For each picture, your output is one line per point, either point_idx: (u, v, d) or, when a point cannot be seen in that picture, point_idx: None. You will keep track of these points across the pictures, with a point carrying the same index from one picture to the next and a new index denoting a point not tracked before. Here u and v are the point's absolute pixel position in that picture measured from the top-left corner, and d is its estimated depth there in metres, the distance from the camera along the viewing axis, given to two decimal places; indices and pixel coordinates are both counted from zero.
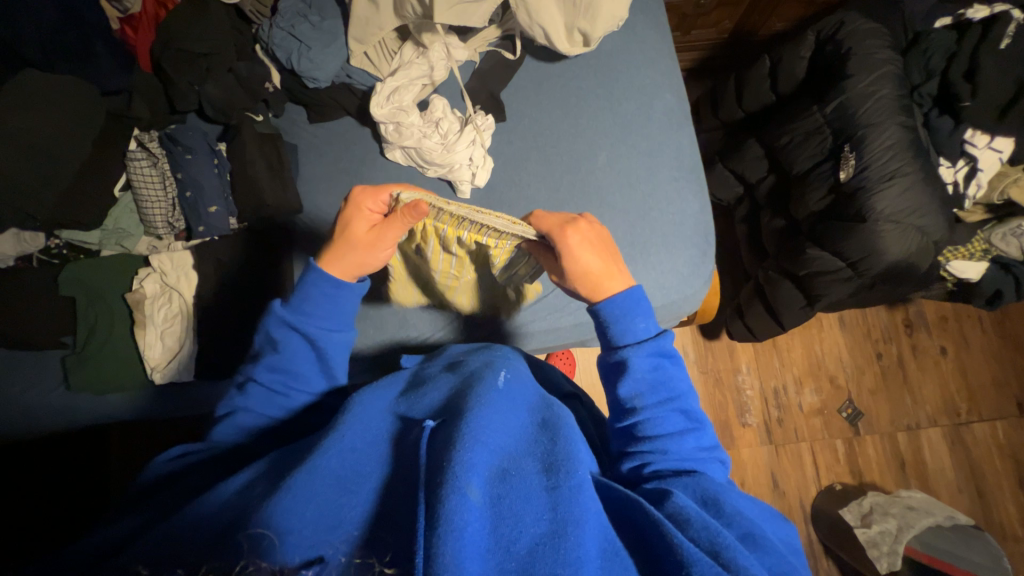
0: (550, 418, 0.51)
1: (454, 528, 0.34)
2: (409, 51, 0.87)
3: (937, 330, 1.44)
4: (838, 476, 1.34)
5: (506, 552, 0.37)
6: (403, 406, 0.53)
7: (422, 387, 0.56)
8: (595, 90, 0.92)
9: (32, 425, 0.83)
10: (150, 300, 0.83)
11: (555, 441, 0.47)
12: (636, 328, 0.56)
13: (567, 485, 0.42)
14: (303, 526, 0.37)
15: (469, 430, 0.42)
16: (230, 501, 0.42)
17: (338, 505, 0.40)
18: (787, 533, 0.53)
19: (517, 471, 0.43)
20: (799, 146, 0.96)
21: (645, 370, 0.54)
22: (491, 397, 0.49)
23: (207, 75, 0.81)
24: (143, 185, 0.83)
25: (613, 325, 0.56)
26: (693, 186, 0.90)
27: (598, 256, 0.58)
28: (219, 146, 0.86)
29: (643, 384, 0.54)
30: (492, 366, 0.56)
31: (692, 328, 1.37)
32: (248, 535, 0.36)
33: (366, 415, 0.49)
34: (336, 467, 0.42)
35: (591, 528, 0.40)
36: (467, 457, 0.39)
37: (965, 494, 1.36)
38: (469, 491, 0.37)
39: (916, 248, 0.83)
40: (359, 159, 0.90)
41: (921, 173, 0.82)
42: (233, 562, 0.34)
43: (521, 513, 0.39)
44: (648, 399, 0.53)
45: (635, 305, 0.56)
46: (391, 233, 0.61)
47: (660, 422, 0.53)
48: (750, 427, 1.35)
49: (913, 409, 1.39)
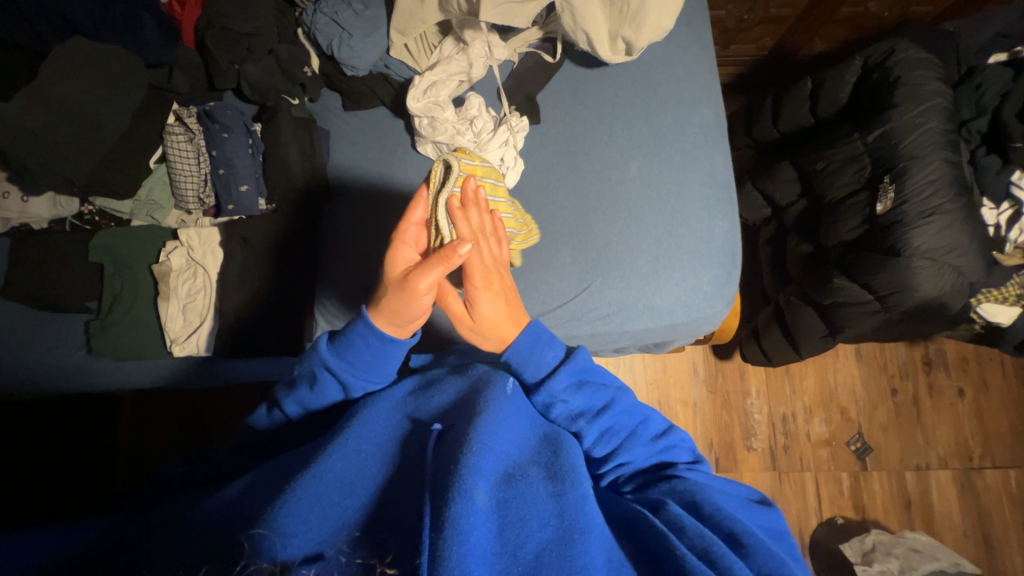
0: (550, 434, 0.51)
1: (459, 533, 0.35)
2: (449, 47, 0.86)
3: (956, 370, 1.41)
4: (841, 510, 1.32)
5: (512, 557, 0.37)
6: (411, 407, 0.54)
7: (432, 387, 0.56)
8: (633, 100, 0.91)
9: (48, 384, 0.85)
10: (176, 273, 0.83)
11: (558, 452, 0.47)
12: (545, 359, 0.55)
13: (574, 493, 0.42)
14: (309, 528, 0.38)
15: (479, 434, 0.43)
16: (230, 505, 0.42)
17: (339, 508, 0.41)
18: (771, 518, 0.53)
19: (522, 476, 0.43)
20: (833, 173, 0.95)
21: (572, 393, 0.54)
22: (501, 403, 0.49)
23: (248, 55, 0.82)
24: (178, 160, 0.84)
25: (523, 366, 0.54)
26: (724, 206, 0.89)
27: (501, 307, 0.56)
28: (254, 126, 0.87)
29: (575, 405, 0.54)
30: (499, 371, 0.55)
31: (704, 346, 1.34)
32: (248, 535, 0.37)
33: (373, 420, 0.50)
34: (341, 472, 0.43)
35: (597, 539, 0.40)
36: (475, 461, 0.40)
37: (970, 540, 1.33)
38: (474, 494, 0.38)
39: (950, 286, 0.80)
40: (390, 149, 0.90)
41: (962, 209, 0.79)
42: (234, 561, 0.35)
43: (528, 518, 0.39)
44: (587, 420, 0.54)
45: (536, 339, 0.55)
46: (421, 275, 0.53)
47: (612, 436, 0.54)
48: (755, 451, 1.33)
49: (924, 448, 1.36)
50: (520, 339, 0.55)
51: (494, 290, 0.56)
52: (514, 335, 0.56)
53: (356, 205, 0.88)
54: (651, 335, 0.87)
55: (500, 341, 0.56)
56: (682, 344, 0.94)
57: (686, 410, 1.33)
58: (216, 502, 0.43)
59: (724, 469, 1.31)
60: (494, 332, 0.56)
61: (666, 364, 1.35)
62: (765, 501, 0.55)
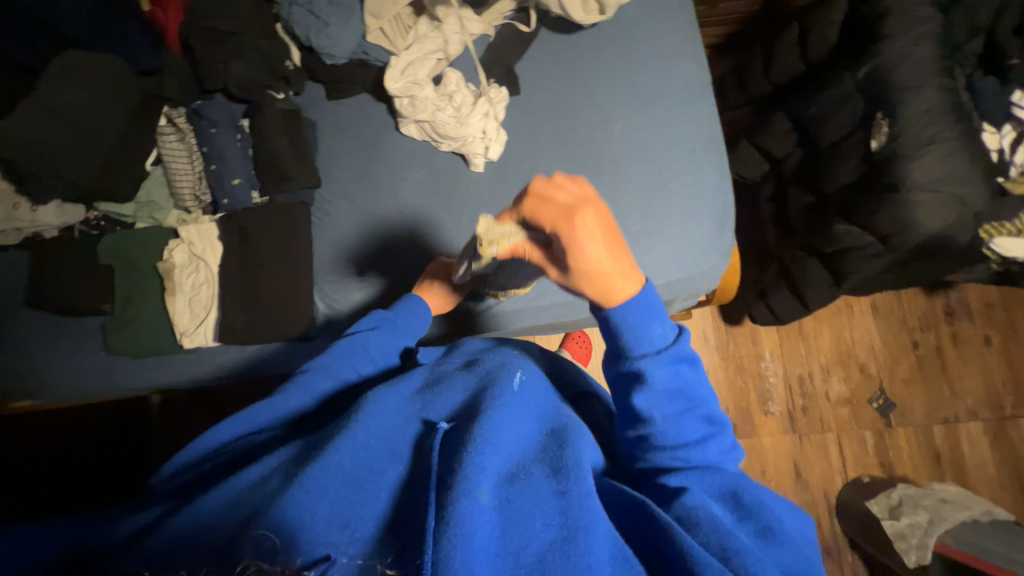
0: (561, 427, 0.51)
1: (462, 532, 0.36)
2: (424, 26, 0.87)
3: (981, 318, 1.35)
4: (866, 469, 1.29)
5: (514, 559, 0.38)
6: (419, 405, 0.54)
7: (439, 385, 0.57)
8: (613, 60, 0.90)
9: (76, 389, 0.89)
10: (180, 269, 0.86)
11: (564, 447, 0.48)
12: (652, 334, 0.50)
13: (578, 490, 0.43)
14: (316, 521, 0.39)
15: (481, 433, 0.45)
16: (252, 488, 0.44)
17: (351, 503, 0.42)
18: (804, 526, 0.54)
19: (525, 475, 0.44)
20: (830, 116, 0.92)
21: (665, 379, 0.50)
22: (508, 400, 0.51)
23: (234, 54, 0.86)
24: (172, 160, 0.87)
25: (623, 331, 0.50)
26: (713, 159, 0.87)
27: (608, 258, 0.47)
28: (242, 122, 0.89)
29: (663, 393, 0.50)
30: (507, 366, 0.58)
31: (712, 312, 1.33)
32: (254, 535, 0.37)
33: (379, 412, 0.51)
34: (348, 464, 0.44)
35: (602, 536, 0.41)
36: (479, 460, 0.42)
37: (1007, 492, 1.28)
38: (479, 494, 0.39)
39: (954, 220, 0.77)
40: (375, 134, 0.92)
41: (961, 137, 0.76)
42: (236, 561, 0.36)
43: (530, 519, 0.41)
44: (666, 408, 0.50)
45: (648, 310, 0.50)
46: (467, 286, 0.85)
47: (682, 432, 0.50)
48: (773, 415, 1.31)
49: (951, 400, 1.32)
50: (638, 301, 0.49)
51: (583, 229, 0.46)
52: (635, 292, 0.50)
53: (348, 192, 0.90)
54: None
55: (613, 296, 0.49)
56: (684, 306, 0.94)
57: None
58: (227, 491, 0.45)
59: (741, 435, 1.30)
60: (609, 289, 0.48)
61: None
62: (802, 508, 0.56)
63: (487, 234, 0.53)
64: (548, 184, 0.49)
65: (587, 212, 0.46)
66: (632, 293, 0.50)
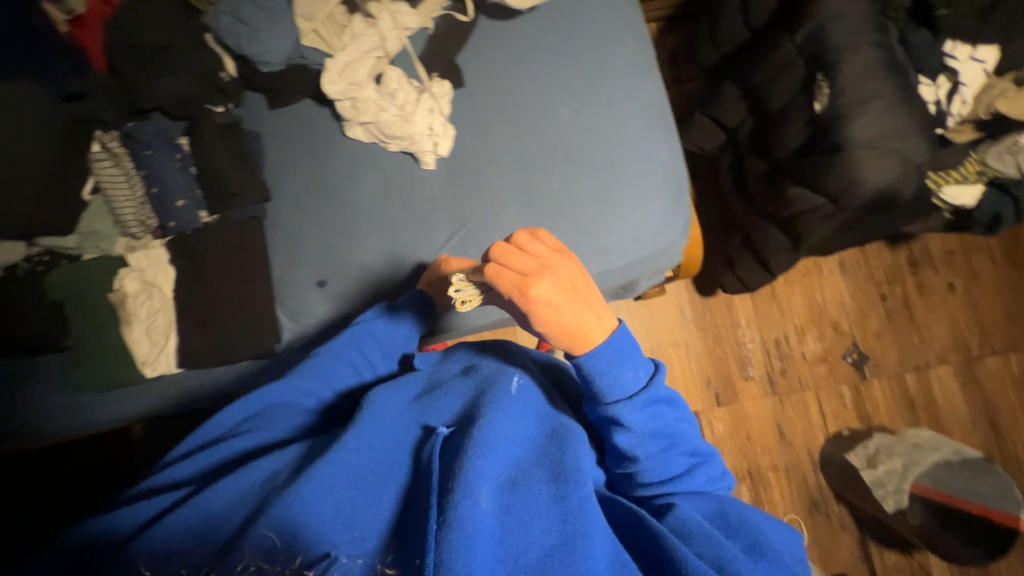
0: (559, 429, 0.56)
1: (464, 534, 0.40)
2: (359, 24, 0.85)
3: (943, 265, 1.39)
4: (846, 422, 1.32)
5: (514, 562, 0.42)
6: (421, 414, 0.58)
7: (436, 392, 0.61)
8: (554, 43, 0.89)
9: (38, 434, 0.84)
10: (133, 297, 0.84)
11: (563, 450, 0.53)
12: (624, 378, 0.55)
13: (576, 495, 0.48)
14: (322, 517, 0.42)
15: (480, 439, 0.48)
16: (261, 487, 0.49)
17: (358, 502, 0.45)
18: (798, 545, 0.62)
19: (525, 480, 0.49)
20: (775, 81, 0.92)
21: (647, 420, 0.57)
22: (506, 404, 0.54)
23: (166, 70, 0.83)
24: (110, 186, 0.84)
25: (598, 379, 0.55)
26: (662, 135, 0.87)
27: (569, 316, 0.53)
28: (180, 140, 0.86)
29: (644, 434, 0.57)
30: (505, 369, 0.61)
31: (685, 285, 1.34)
32: (257, 533, 0.41)
33: (383, 425, 0.55)
34: (356, 462, 0.48)
35: (599, 542, 0.45)
36: (478, 465, 0.46)
37: (979, 430, 1.33)
38: (479, 499, 0.43)
39: (897, 174, 0.78)
40: (320, 139, 0.89)
41: (895, 92, 0.78)
42: (237, 559, 0.40)
43: (530, 525, 0.45)
44: (648, 449, 0.57)
45: (624, 356, 0.56)
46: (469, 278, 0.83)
47: (668, 467, 0.58)
48: (752, 380, 1.34)
49: (920, 347, 1.36)
50: (608, 346, 0.55)
51: (543, 295, 0.52)
52: (603, 340, 0.55)
53: (298, 201, 0.88)
54: (610, 278, 0.86)
55: (581, 347, 0.55)
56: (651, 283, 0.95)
57: (678, 351, 1.34)
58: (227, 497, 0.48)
59: (723, 402, 1.33)
60: (574, 342, 0.54)
61: (653, 311, 1.35)
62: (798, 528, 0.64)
63: (458, 295, 0.61)
64: (511, 248, 0.54)
65: (543, 279, 0.52)
66: (602, 340, 0.55)
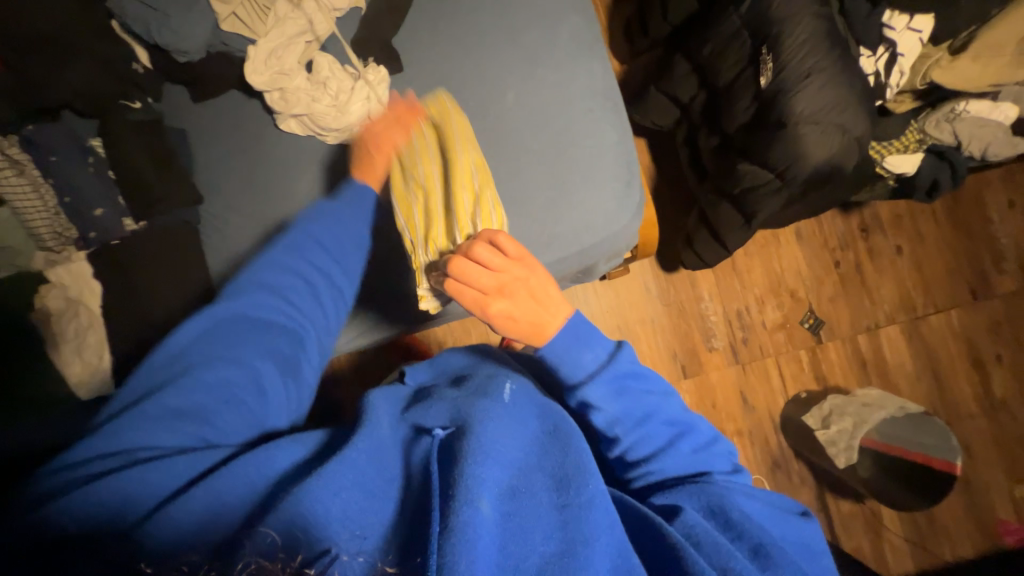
0: (560, 428, 0.56)
1: (468, 538, 0.39)
2: (282, 5, 0.78)
3: (891, 229, 1.44)
4: (804, 385, 1.39)
5: (517, 568, 0.41)
6: (415, 418, 0.56)
7: (427, 401, 0.59)
8: (495, 21, 0.84)
9: None
10: (58, 316, 0.75)
11: (566, 453, 0.52)
12: (583, 360, 0.60)
13: (576, 503, 0.48)
14: (332, 519, 0.42)
15: (481, 443, 0.47)
16: (254, 498, 0.46)
17: (362, 509, 0.44)
18: (808, 534, 0.60)
19: (527, 489, 0.47)
20: (721, 55, 0.90)
21: (617, 400, 0.60)
22: (502, 410, 0.54)
23: (65, 61, 0.73)
24: (12, 197, 0.73)
25: (559, 364, 0.60)
26: (611, 117, 0.85)
27: (524, 324, 0.57)
28: (92, 142, 0.78)
29: (622, 415, 0.60)
30: (494, 378, 0.61)
31: (649, 263, 1.35)
32: (262, 533, 0.39)
33: (383, 429, 0.53)
34: (361, 469, 0.47)
35: (600, 551, 0.46)
36: (480, 471, 0.44)
37: (923, 383, 1.41)
38: (481, 504, 0.41)
39: (839, 148, 0.79)
40: (255, 135, 0.85)
41: (837, 63, 0.78)
42: (236, 559, 0.37)
43: (532, 532, 0.44)
44: (626, 425, 0.60)
45: (578, 340, 0.60)
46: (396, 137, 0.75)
47: (649, 440, 0.61)
48: (717, 350, 1.38)
49: (871, 309, 1.42)
50: (563, 336, 0.59)
51: (499, 310, 0.55)
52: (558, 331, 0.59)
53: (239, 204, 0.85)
54: (565, 266, 0.86)
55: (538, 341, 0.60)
56: (609, 268, 0.95)
57: (645, 327, 1.36)
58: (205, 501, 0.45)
59: (690, 374, 1.36)
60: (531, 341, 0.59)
61: (619, 290, 1.36)
62: (807, 516, 0.63)
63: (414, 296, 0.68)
64: (468, 263, 0.55)
65: (498, 299, 0.55)
66: (555, 334, 0.59)
